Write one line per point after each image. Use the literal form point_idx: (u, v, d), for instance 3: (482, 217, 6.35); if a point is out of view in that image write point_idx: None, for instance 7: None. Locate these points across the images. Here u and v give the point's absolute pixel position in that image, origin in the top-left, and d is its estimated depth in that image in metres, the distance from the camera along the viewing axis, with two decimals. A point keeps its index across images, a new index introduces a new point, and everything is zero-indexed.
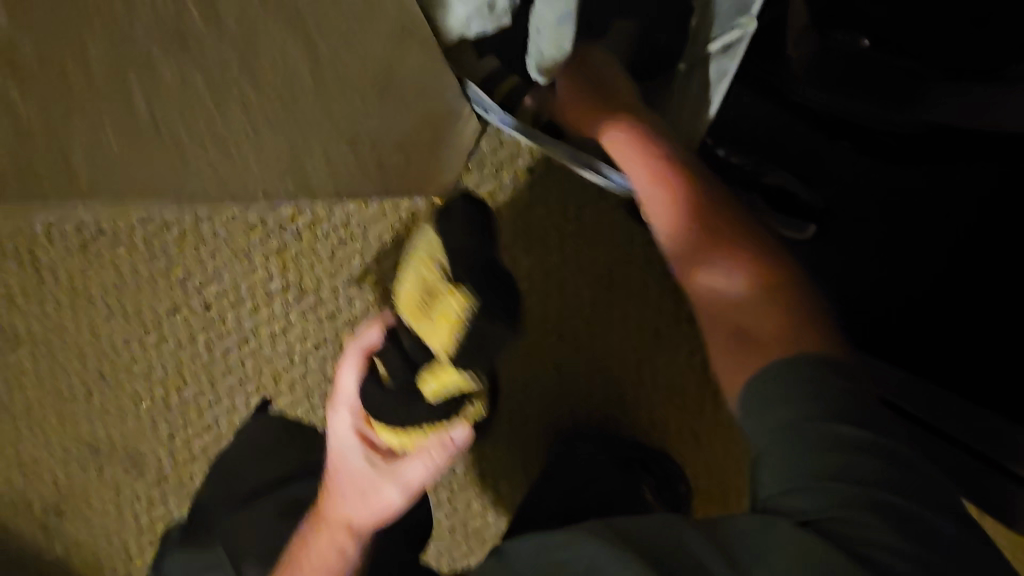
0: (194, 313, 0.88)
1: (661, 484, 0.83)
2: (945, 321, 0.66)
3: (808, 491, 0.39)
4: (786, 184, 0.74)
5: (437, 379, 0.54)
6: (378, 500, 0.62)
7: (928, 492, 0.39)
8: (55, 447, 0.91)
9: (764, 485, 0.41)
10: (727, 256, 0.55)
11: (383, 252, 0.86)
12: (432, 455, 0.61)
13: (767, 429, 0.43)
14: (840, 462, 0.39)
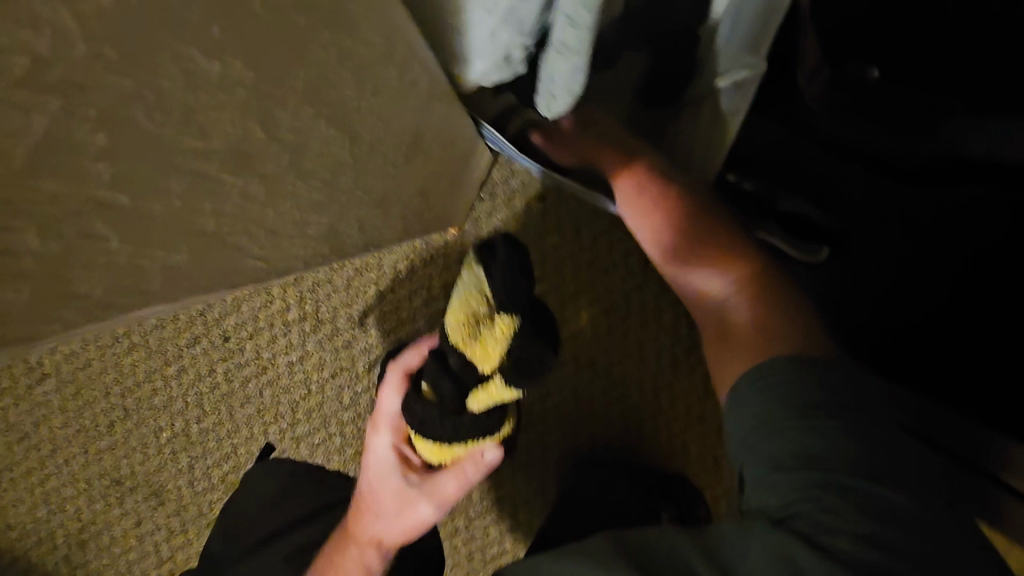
0: (214, 344, 0.89)
1: (681, 513, 0.82)
2: (964, 342, 0.65)
3: (778, 485, 0.43)
4: (800, 210, 0.74)
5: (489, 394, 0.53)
6: (414, 516, 0.63)
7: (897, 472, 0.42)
8: (79, 479, 0.92)
9: (750, 488, 0.46)
10: (713, 265, 0.62)
11: (398, 282, 0.87)
12: (466, 472, 0.60)
13: (744, 433, 0.48)
14: (804, 452, 0.44)
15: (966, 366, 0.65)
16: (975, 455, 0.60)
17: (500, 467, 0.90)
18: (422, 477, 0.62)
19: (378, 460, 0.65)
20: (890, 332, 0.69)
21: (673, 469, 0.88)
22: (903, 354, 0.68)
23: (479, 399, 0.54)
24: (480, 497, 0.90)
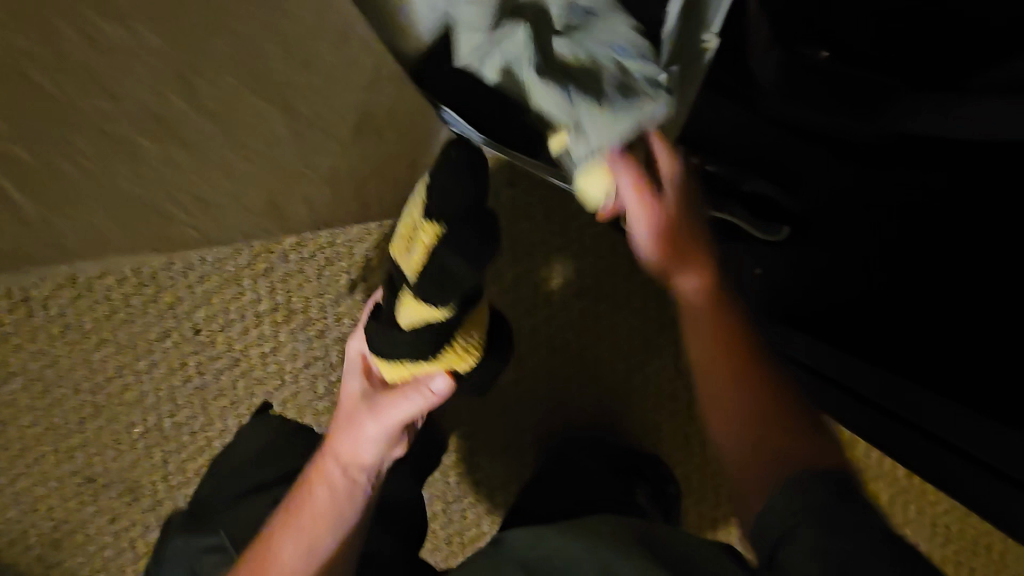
0: (185, 337, 0.88)
1: (655, 492, 0.84)
2: (945, 320, 0.63)
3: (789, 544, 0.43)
4: (764, 192, 0.77)
5: (405, 306, 0.56)
6: (362, 433, 0.60)
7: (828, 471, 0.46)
8: (51, 478, 0.91)
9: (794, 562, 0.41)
10: (691, 269, 0.55)
11: (370, 269, 0.87)
12: (412, 390, 0.59)
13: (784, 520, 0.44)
14: (780, 502, 0.45)
15: (953, 350, 0.62)
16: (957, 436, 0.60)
17: (476, 451, 0.91)
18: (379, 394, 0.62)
19: (347, 386, 0.66)
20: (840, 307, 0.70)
21: (647, 447, 0.90)
22: (877, 332, 0.66)
23: (401, 313, 0.58)
24: (456, 480, 0.91)
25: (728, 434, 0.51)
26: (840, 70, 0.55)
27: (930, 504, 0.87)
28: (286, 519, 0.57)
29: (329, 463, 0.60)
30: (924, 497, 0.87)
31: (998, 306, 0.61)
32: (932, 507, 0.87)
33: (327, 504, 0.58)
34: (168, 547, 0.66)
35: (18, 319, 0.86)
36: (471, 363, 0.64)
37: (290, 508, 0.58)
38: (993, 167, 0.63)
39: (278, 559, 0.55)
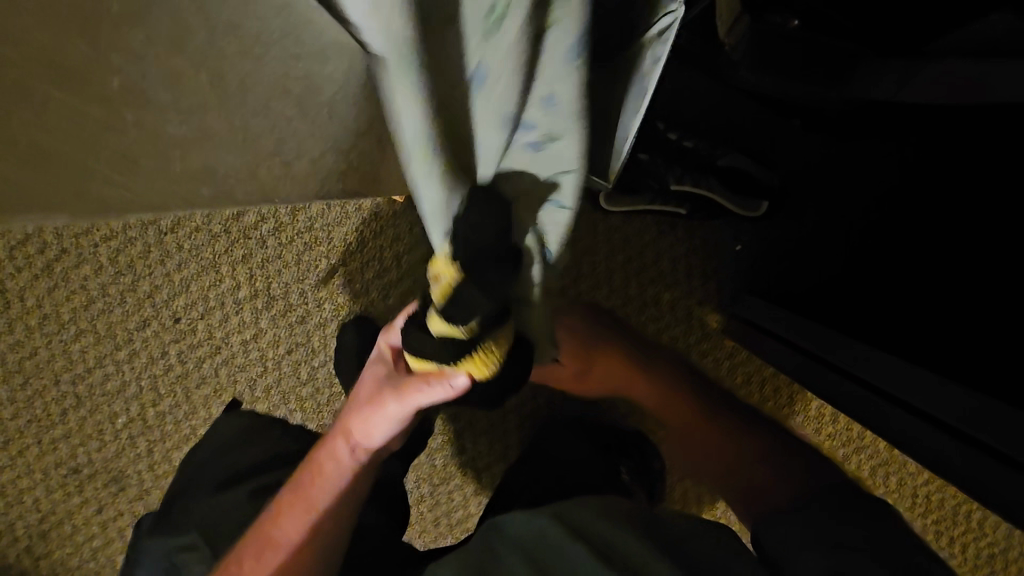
0: (165, 327, 0.88)
1: (638, 467, 0.85)
2: (943, 284, 0.60)
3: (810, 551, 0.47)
4: (740, 165, 0.77)
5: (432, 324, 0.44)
6: (374, 414, 0.55)
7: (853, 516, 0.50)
8: (34, 470, 0.91)
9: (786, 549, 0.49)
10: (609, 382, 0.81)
11: (349, 253, 0.87)
12: (434, 382, 0.50)
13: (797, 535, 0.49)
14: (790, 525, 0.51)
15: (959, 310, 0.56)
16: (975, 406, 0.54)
17: (461, 433, 0.91)
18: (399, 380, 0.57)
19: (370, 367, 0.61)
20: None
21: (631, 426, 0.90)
22: (872, 308, 0.64)
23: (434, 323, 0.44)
24: (443, 463, 0.91)
25: (689, 446, 0.74)
26: (809, 37, 0.55)
27: (911, 474, 0.88)
28: (301, 497, 0.57)
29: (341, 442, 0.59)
30: (904, 468, 0.88)
31: (985, 267, 0.58)
32: (911, 477, 0.88)
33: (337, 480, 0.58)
34: (139, 546, 0.63)
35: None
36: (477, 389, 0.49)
37: (303, 481, 0.59)
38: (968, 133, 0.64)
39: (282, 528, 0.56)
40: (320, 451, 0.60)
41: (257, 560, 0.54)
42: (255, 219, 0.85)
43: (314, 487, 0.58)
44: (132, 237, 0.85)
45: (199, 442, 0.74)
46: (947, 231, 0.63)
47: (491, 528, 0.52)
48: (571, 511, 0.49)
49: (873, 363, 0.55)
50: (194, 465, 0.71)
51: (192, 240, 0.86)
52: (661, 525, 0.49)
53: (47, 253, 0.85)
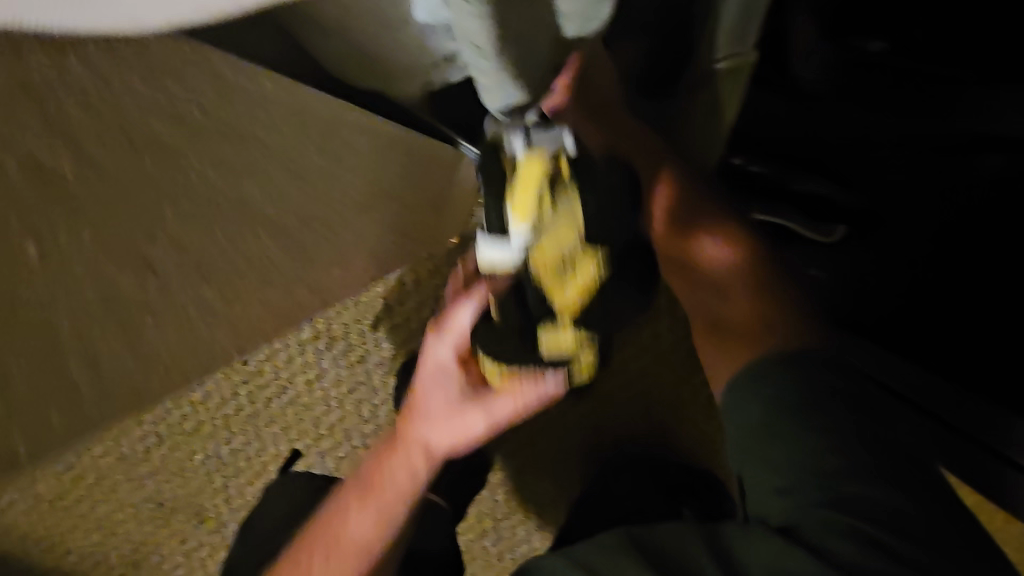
0: (234, 370, 0.90)
1: (709, 509, 0.79)
2: (966, 309, 0.64)
3: (801, 495, 0.48)
4: (818, 191, 0.70)
5: (555, 344, 0.51)
6: (465, 427, 0.58)
7: (862, 474, 0.47)
8: (128, 504, 0.96)
9: (776, 510, 0.48)
10: (715, 246, 0.68)
11: (405, 293, 0.88)
12: (524, 391, 0.55)
13: (796, 475, 0.49)
14: (784, 457, 0.50)
15: (965, 343, 0.64)
16: (986, 434, 0.65)
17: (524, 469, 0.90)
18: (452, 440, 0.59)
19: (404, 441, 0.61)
20: (890, 317, 0.68)
21: (699, 462, 0.86)
22: (913, 333, 0.67)
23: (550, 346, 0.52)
24: (504, 499, 0.90)
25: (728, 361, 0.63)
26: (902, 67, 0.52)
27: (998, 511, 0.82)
28: (371, 502, 0.61)
29: (371, 510, 0.61)
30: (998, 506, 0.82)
31: (998, 299, 0.62)
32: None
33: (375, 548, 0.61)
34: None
35: None
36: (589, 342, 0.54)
37: (334, 548, 0.61)
38: None
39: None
40: (347, 512, 0.62)
41: (322, 553, 0.61)
42: None
43: (354, 555, 0.61)
44: None
45: (252, 514, 0.74)
46: (980, 254, 0.63)
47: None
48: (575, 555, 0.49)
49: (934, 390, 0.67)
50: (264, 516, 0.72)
51: None
52: (659, 543, 0.47)
53: None
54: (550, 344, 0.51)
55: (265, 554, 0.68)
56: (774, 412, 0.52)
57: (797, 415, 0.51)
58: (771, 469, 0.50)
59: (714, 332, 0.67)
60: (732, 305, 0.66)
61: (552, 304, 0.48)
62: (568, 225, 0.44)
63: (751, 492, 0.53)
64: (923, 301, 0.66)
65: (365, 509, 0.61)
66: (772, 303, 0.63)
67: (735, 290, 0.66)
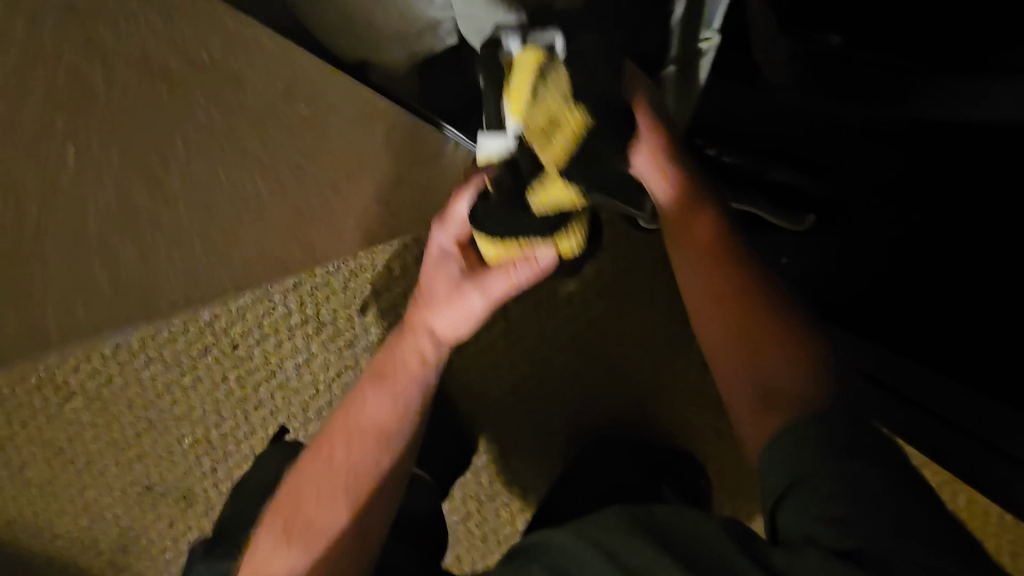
0: (224, 354, 0.93)
1: (684, 487, 0.82)
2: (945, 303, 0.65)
3: (841, 513, 0.41)
4: (786, 182, 0.74)
5: (548, 199, 0.58)
6: (467, 306, 0.61)
7: (895, 500, 0.41)
8: (115, 488, 0.97)
9: (813, 530, 0.42)
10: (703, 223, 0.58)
11: (391, 279, 0.90)
12: (519, 264, 0.60)
13: (832, 493, 0.42)
14: (821, 472, 0.44)
15: (948, 338, 0.64)
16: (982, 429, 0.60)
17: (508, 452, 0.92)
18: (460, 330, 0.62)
19: (405, 345, 0.62)
20: (865, 294, 0.69)
21: (677, 444, 0.89)
22: (891, 324, 0.68)
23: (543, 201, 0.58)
24: (488, 481, 0.92)
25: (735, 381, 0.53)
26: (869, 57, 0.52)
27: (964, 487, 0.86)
28: (377, 385, 0.60)
29: (369, 434, 0.57)
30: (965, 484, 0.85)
31: (976, 289, 0.64)
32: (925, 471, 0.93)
33: (380, 474, 0.56)
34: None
35: None
36: (580, 194, 0.59)
37: (330, 481, 0.55)
38: (1000, 147, 0.60)
39: (321, 529, 0.54)
40: (339, 442, 0.57)
41: (312, 489, 0.55)
42: None
43: (352, 487, 0.55)
44: None
45: (236, 487, 0.76)
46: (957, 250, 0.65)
47: (524, 554, 0.48)
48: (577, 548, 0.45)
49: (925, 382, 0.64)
50: (250, 490, 0.74)
51: None
52: (671, 527, 0.45)
53: None
54: (541, 200, 0.58)
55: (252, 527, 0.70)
56: (801, 432, 0.46)
57: (826, 428, 0.46)
58: (801, 483, 0.44)
59: (728, 339, 0.55)
60: (725, 302, 0.55)
61: (540, 159, 0.56)
62: (550, 92, 0.53)
63: (782, 526, 0.45)
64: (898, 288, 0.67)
65: (360, 435, 0.57)
66: (789, 317, 0.53)
67: (741, 283, 0.55)
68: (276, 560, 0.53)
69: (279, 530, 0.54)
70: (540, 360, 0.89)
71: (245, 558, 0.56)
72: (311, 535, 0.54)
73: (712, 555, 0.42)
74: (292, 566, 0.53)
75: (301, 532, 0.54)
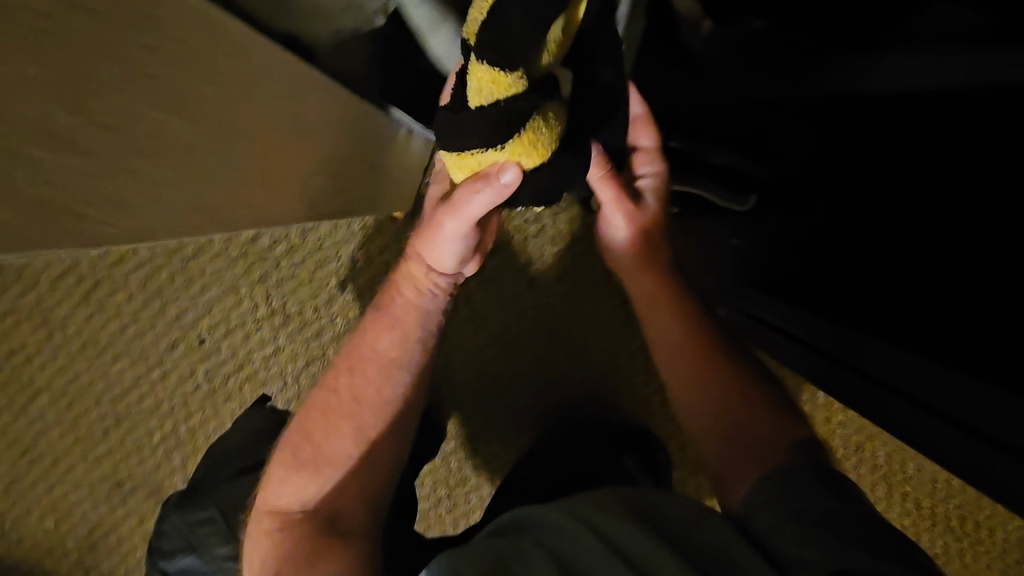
0: (193, 347, 0.94)
1: (645, 460, 0.85)
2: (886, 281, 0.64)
3: (822, 535, 0.48)
4: (730, 163, 0.78)
5: (478, 84, 0.49)
6: (443, 229, 0.59)
7: (863, 526, 0.49)
8: (83, 486, 0.97)
9: (787, 551, 0.48)
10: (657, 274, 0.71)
11: (356, 268, 0.92)
12: (483, 184, 0.53)
13: (813, 515, 0.50)
14: (808, 501, 0.51)
15: (900, 314, 0.61)
16: (963, 411, 0.48)
17: (477, 436, 0.94)
18: (455, 261, 0.62)
19: (404, 280, 0.63)
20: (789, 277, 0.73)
21: (639, 421, 0.92)
22: (842, 301, 0.66)
23: (474, 92, 0.50)
24: (458, 465, 0.94)
25: (688, 405, 0.64)
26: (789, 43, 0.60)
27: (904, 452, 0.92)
28: (379, 322, 0.62)
29: (373, 364, 0.60)
30: None
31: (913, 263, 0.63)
32: (872, 441, 0.97)
33: (385, 402, 0.59)
34: (167, 522, 0.73)
35: (40, 340, 0.92)
36: (518, 79, 0.48)
37: (336, 409, 0.58)
38: (932, 127, 0.64)
39: (329, 456, 0.56)
40: (344, 372, 0.60)
41: (319, 416, 0.58)
42: (267, 242, 0.90)
43: (358, 415, 0.58)
44: (154, 265, 0.91)
45: (203, 472, 0.77)
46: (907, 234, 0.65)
47: (510, 530, 0.52)
48: (571, 522, 0.49)
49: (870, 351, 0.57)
50: (218, 473, 0.75)
51: (212, 263, 0.91)
52: (671, 514, 0.51)
53: (83, 283, 0.91)
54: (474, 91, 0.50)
55: (218, 508, 0.70)
56: (785, 479, 0.54)
57: (797, 468, 0.55)
58: (784, 507, 0.52)
59: (681, 357, 0.66)
60: (676, 335, 0.67)
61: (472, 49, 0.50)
62: None
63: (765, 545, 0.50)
64: (832, 262, 0.69)
65: (365, 365, 0.60)
66: (732, 360, 0.64)
67: (691, 330, 0.66)
68: (287, 487, 0.55)
69: (288, 459, 0.56)
70: (504, 344, 0.92)
71: (257, 493, 0.58)
72: (320, 460, 0.56)
73: (711, 541, 0.49)
74: (304, 491, 0.55)
75: (308, 459, 0.56)
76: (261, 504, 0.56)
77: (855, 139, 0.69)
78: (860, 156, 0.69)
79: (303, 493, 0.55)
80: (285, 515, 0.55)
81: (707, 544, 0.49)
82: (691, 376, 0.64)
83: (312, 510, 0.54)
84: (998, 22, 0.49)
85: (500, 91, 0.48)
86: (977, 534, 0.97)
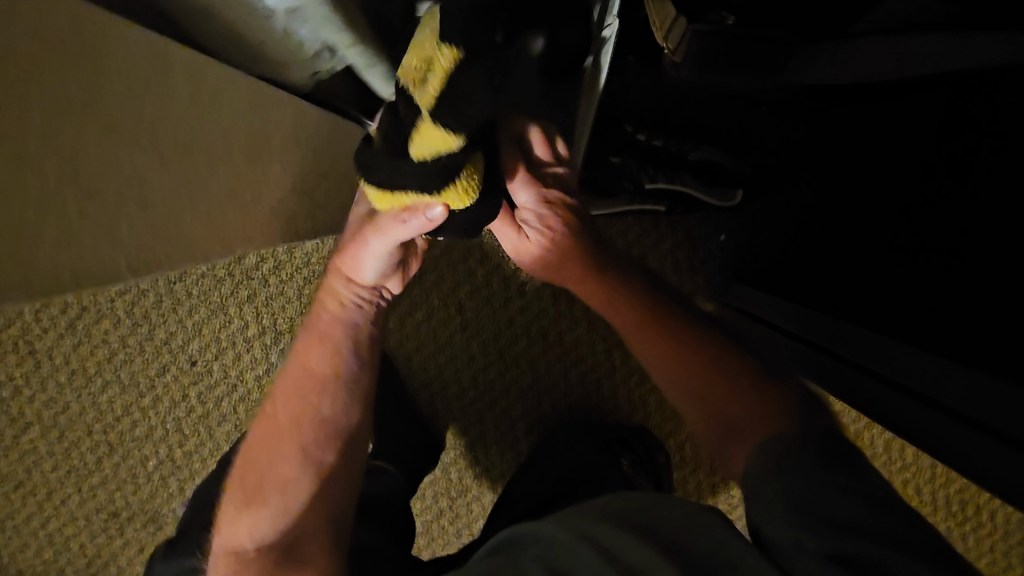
0: (183, 370, 0.93)
1: (643, 460, 0.84)
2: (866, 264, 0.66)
3: (817, 521, 0.46)
4: (713, 159, 0.78)
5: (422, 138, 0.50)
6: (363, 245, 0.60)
7: (866, 499, 0.47)
8: (78, 518, 0.95)
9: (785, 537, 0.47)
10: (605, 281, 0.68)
11: None
12: (410, 214, 0.54)
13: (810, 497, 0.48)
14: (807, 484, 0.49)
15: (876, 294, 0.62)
16: (924, 385, 0.48)
17: (475, 446, 0.93)
18: (378, 276, 0.63)
19: (327, 301, 0.65)
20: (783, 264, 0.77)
21: (637, 422, 0.92)
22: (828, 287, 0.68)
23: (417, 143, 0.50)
24: (457, 475, 0.94)
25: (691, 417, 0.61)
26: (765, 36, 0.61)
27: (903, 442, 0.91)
28: (311, 345, 0.63)
29: (308, 384, 0.59)
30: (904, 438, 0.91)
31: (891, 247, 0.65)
32: (872, 431, 0.97)
33: (326, 419, 0.58)
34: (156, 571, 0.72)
35: (28, 370, 0.91)
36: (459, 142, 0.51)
37: (276, 436, 0.57)
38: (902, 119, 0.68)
39: (277, 487, 0.54)
40: (281, 400, 0.59)
41: (263, 447, 0.57)
42: (254, 260, 0.90)
43: (298, 437, 0.57)
44: (140, 289, 0.91)
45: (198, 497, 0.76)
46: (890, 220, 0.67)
47: (507, 549, 0.51)
48: (575, 533, 0.48)
49: (846, 336, 0.59)
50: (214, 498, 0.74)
51: (198, 284, 0.90)
52: (670, 522, 0.49)
53: (68, 311, 0.90)
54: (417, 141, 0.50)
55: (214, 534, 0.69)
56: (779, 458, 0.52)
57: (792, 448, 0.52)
58: (776, 490, 0.50)
59: (660, 360, 0.63)
60: (640, 333, 0.65)
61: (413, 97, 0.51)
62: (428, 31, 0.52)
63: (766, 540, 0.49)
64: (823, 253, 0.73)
65: (301, 388, 0.60)
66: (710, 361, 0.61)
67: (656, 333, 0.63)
68: (240, 523, 0.53)
69: (239, 496, 0.55)
70: (497, 352, 0.91)
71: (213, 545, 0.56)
72: (265, 492, 0.54)
73: (711, 545, 0.47)
74: (254, 528, 0.52)
75: (257, 493, 0.54)
76: (217, 548, 0.54)
77: (850, 151, 0.73)
78: (843, 145, 0.74)
79: (256, 530, 0.52)
80: (239, 552, 0.52)
81: (706, 549, 0.46)
82: (678, 382, 0.62)
83: (268, 544, 0.51)
84: (958, 13, 0.50)
85: (446, 147, 0.50)
86: (979, 519, 0.96)
